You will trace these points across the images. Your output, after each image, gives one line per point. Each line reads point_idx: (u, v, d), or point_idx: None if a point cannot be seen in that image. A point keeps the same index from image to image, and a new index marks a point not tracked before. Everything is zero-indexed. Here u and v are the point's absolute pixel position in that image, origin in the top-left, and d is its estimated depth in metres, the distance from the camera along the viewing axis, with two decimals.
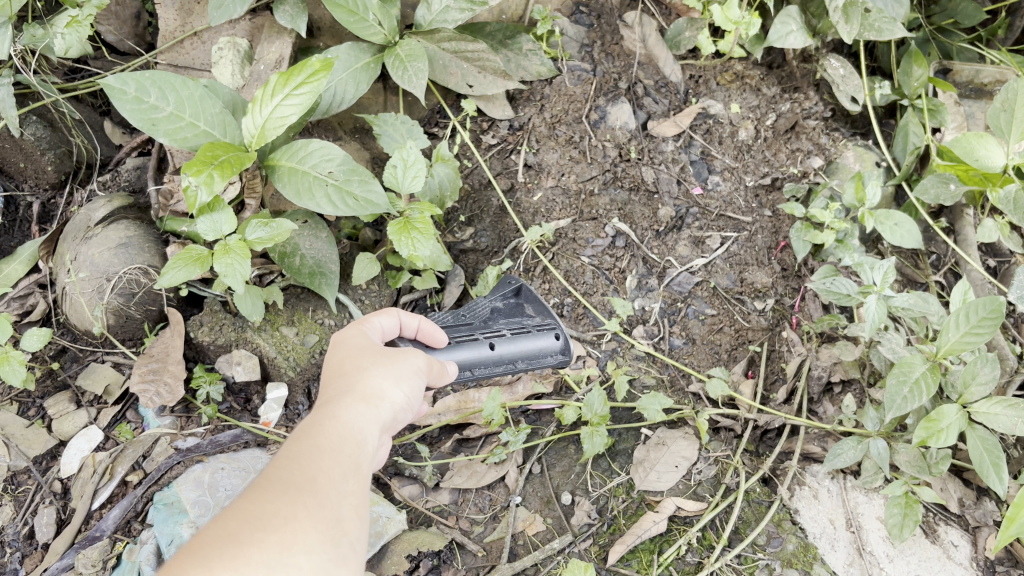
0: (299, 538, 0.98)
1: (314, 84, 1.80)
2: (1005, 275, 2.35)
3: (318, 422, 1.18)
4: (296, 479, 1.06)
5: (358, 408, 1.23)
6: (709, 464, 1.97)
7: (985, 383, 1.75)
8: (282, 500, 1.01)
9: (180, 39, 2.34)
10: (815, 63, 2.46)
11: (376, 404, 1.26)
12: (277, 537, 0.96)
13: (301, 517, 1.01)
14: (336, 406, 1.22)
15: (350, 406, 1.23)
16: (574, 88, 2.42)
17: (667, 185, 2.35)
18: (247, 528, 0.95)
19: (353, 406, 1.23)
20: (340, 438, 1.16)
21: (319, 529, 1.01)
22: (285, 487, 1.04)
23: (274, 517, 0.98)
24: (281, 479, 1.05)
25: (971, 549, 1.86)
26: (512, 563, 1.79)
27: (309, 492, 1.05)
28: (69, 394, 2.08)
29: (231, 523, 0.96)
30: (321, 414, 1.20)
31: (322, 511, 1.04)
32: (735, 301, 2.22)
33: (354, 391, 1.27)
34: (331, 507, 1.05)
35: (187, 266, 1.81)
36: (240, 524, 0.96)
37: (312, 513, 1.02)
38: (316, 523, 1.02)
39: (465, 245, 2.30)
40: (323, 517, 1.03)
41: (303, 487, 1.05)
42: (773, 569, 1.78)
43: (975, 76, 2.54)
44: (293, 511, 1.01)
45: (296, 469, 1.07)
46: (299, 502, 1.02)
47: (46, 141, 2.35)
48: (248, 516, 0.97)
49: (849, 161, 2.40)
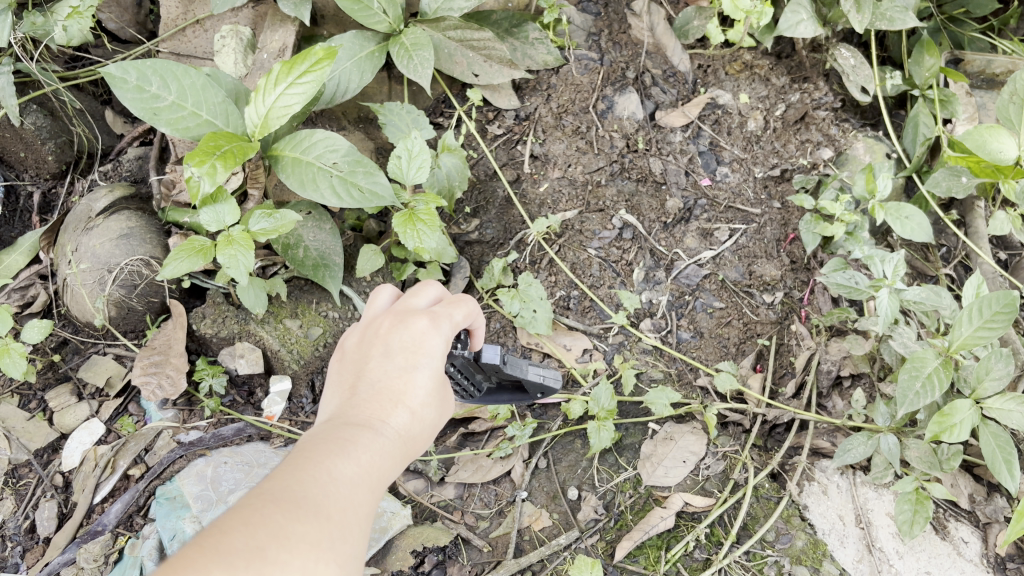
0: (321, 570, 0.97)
1: (317, 73, 1.77)
2: (1016, 268, 2.33)
3: (356, 444, 1.17)
4: (325, 505, 1.04)
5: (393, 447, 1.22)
6: (717, 459, 1.94)
7: (998, 378, 1.72)
8: (309, 525, 1.00)
9: (183, 27, 2.31)
10: (824, 52, 2.42)
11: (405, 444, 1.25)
12: (299, 564, 0.95)
13: (325, 547, 1.00)
14: (371, 431, 1.21)
15: (385, 440, 1.21)
16: (581, 78, 2.39)
17: (675, 177, 2.32)
18: (274, 547, 0.94)
19: (386, 440, 1.22)
20: (371, 472, 1.15)
21: (338, 563, 1.00)
22: (313, 512, 1.02)
23: (302, 541, 0.98)
24: (311, 500, 1.04)
25: (982, 545, 1.84)
26: (518, 558, 1.77)
27: (336, 523, 1.04)
28: (71, 386, 2.06)
29: (259, 537, 0.94)
30: (357, 436, 1.19)
31: (342, 546, 1.03)
32: (744, 294, 2.20)
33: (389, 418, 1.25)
34: (351, 546, 1.04)
35: (190, 258, 1.79)
36: (269, 541, 0.95)
37: (334, 545, 1.01)
38: (336, 556, 1.01)
39: (470, 237, 2.27)
40: (343, 552, 1.02)
41: (330, 515, 1.04)
42: (781, 566, 1.77)
43: (987, 65, 2.50)
44: (318, 539, 1.00)
45: (326, 492, 1.06)
46: (324, 530, 1.01)
47: (47, 131, 2.32)
48: (277, 535, 0.96)
49: (860, 152, 2.35)
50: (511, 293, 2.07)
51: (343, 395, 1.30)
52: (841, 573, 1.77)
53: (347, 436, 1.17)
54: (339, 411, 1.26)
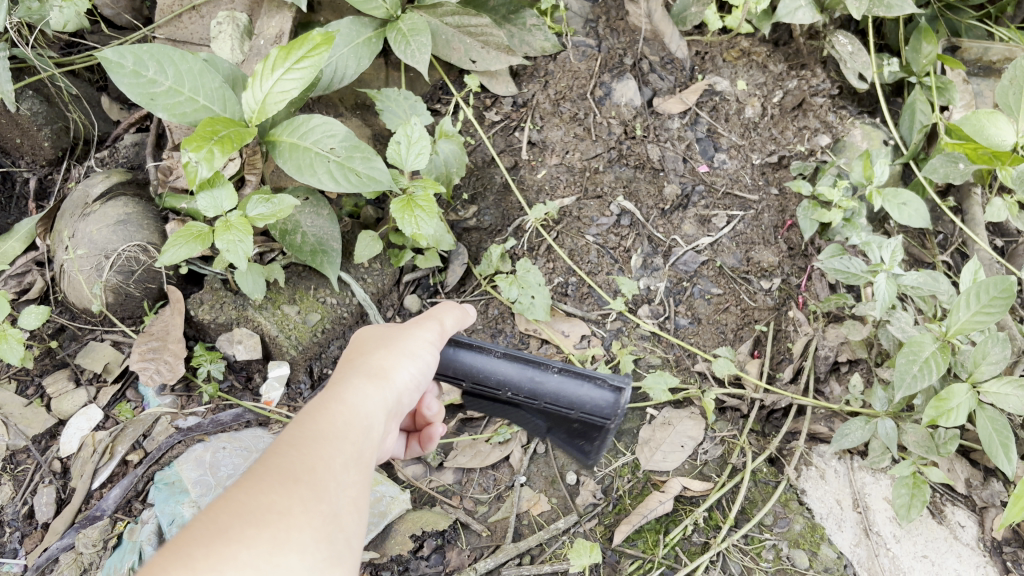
0: (293, 535, 0.96)
1: (315, 58, 1.77)
2: (1013, 254, 2.33)
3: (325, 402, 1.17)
4: (293, 469, 1.03)
5: (367, 391, 1.21)
6: (715, 443, 1.95)
7: (995, 363, 1.72)
8: (276, 493, 0.99)
9: (179, 12, 2.30)
10: (823, 40, 2.41)
11: (383, 387, 1.24)
12: (268, 535, 0.94)
13: (296, 513, 0.98)
14: (341, 387, 1.21)
15: (359, 389, 1.21)
16: (578, 65, 2.39)
17: (673, 163, 2.32)
18: (237, 525, 0.93)
19: (361, 388, 1.21)
20: (345, 424, 1.14)
21: (313, 526, 0.99)
22: (280, 478, 1.01)
23: (270, 513, 0.96)
24: (277, 468, 1.02)
25: (978, 529, 1.85)
26: (517, 542, 1.78)
27: (307, 483, 1.02)
28: (69, 371, 2.06)
29: (221, 518, 0.93)
30: (326, 396, 1.18)
31: (319, 506, 1.01)
32: (742, 280, 2.20)
33: (363, 368, 1.25)
34: (328, 502, 1.03)
35: (188, 244, 1.78)
36: (233, 518, 0.94)
37: (308, 508, 1.00)
38: (310, 519, 0.99)
39: (468, 224, 2.26)
40: (318, 512, 1.01)
41: (300, 479, 1.02)
42: (779, 550, 1.77)
43: (984, 53, 2.50)
44: (288, 506, 0.98)
45: (292, 457, 1.05)
46: (294, 496, 1.00)
47: (43, 117, 2.30)
48: (241, 510, 0.95)
49: (857, 138, 2.36)
50: (509, 279, 2.08)
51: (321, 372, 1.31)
52: (838, 556, 1.78)
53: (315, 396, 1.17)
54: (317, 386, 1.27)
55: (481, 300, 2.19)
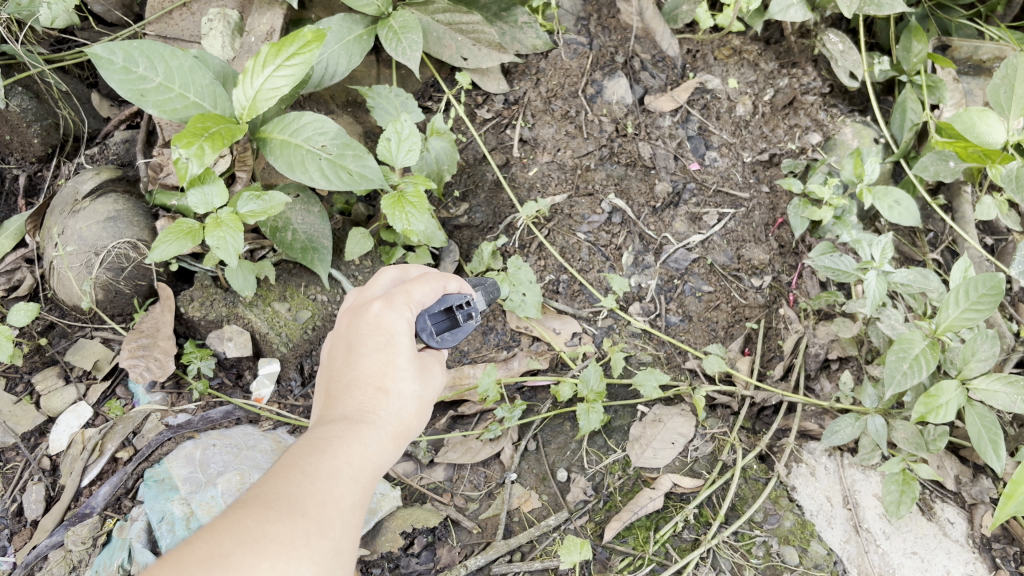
0: (293, 567, 0.98)
1: (307, 55, 1.76)
2: (1003, 252, 2.33)
3: (343, 440, 1.18)
4: (300, 503, 1.05)
5: (381, 438, 1.23)
6: (706, 441, 1.95)
7: (984, 359, 1.73)
8: (282, 524, 1.00)
9: (169, 9, 2.30)
10: (813, 38, 2.42)
11: (394, 430, 1.27)
12: (267, 564, 0.95)
13: (298, 545, 1.00)
14: (357, 425, 1.22)
15: (372, 429, 1.23)
16: (569, 62, 2.39)
17: (664, 161, 2.32)
18: (242, 551, 0.93)
19: (374, 429, 1.24)
20: (357, 466, 1.16)
21: (314, 561, 1.01)
22: (287, 511, 1.03)
23: (274, 543, 0.97)
24: (285, 500, 1.04)
25: (967, 526, 1.86)
26: (508, 539, 1.78)
27: (314, 520, 1.04)
28: (58, 369, 2.05)
29: (226, 541, 0.94)
30: (343, 433, 1.19)
31: (321, 542, 1.03)
32: (732, 277, 2.20)
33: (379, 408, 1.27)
34: (331, 541, 1.05)
35: (178, 240, 1.78)
36: (238, 542, 0.94)
37: (311, 542, 1.02)
38: (310, 554, 1.01)
39: (459, 221, 2.26)
40: (320, 548, 1.03)
41: (307, 512, 1.04)
42: (769, 546, 1.78)
43: (974, 52, 2.51)
44: (292, 538, 1.00)
45: (300, 491, 1.06)
46: (299, 528, 1.01)
47: (33, 113, 2.30)
48: (245, 535, 0.95)
49: (848, 136, 2.38)
50: (500, 277, 2.07)
51: (335, 387, 1.30)
52: (828, 553, 1.78)
53: (333, 430, 1.18)
54: (329, 405, 1.27)
55: None
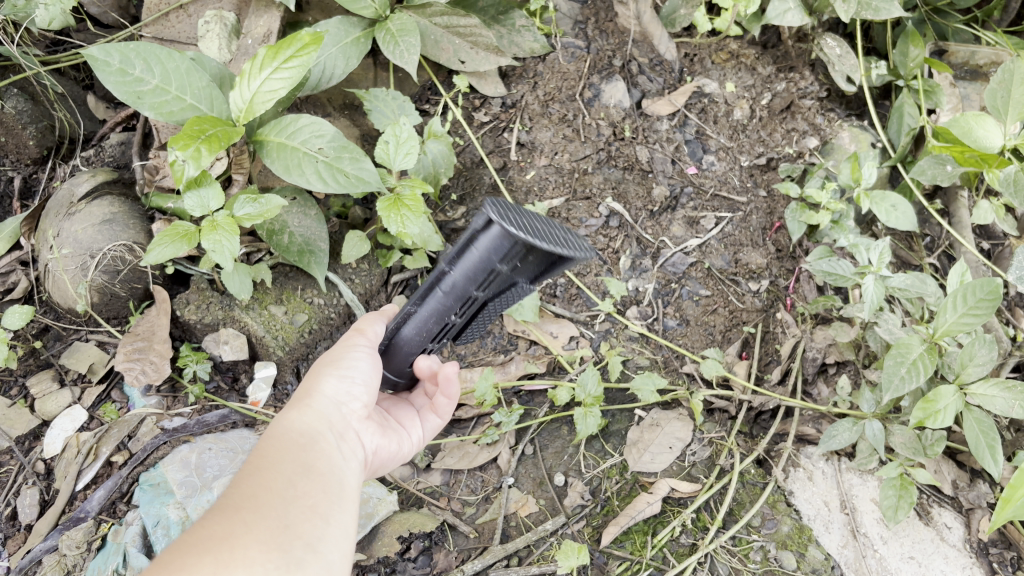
0: (240, 554, 0.97)
1: (304, 58, 1.76)
2: (999, 257, 2.33)
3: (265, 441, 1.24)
4: (235, 501, 1.05)
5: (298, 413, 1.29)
6: (703, 445, 1.95)
7: (982, 364, 1.72)
8: (218, 524, 1.00)
9: (166, 11, 2.29)
10: (811, 42, 2.41)
11: (311, 403, 1.32)
12: (208, 560, 0.94)
13: (238, 535, 0.99)
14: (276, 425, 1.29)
15: (291, 414, 1.28)
16: (567, 66, 2.40)
17: (661, 165, 2.32)
18: (174, 560, 0.93)
19: (293, 413, 1.29)
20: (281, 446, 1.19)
21: (258, 541, 1.00)
22: (224, 512, 1.03)
23: (212, 539, 0.97)
24: (221, 505, 1.04)
25: (965, 531, 1.85)
26: (505, 544, 1.78)
27: (248, 508, 1.04)
28: (53, 371, 2.04)
29: (160, 560, 0.94)
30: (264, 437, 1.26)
31: (265, 523, 1.03)
32: (730, 282, 2.19)
33: (294, 401, 1.34)
34: (275, 517, 1.05)
35: (174, 243, 1.77)
36: (174, 556, 0.95)
37: (253, 527, 1.02)
38: (254, 537, 1.00)
39: (457, 224, 2.26)
40: (262, 528, 1.02)
41: (242, 506, 1.04)
42: (767, 551, 1.78)
43: (971, 57, 2.50)
44: (228, 531, 0.99)
45: (236, 491, 1.07)
46: (235, 521, 1.01)
47: (28, 115, 2.30)
48: (177, 550, 0.95)
49: (845, 141, 2.36)
50: None
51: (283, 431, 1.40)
52: (825, 557, 1.78)
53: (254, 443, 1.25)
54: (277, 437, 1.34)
55: None
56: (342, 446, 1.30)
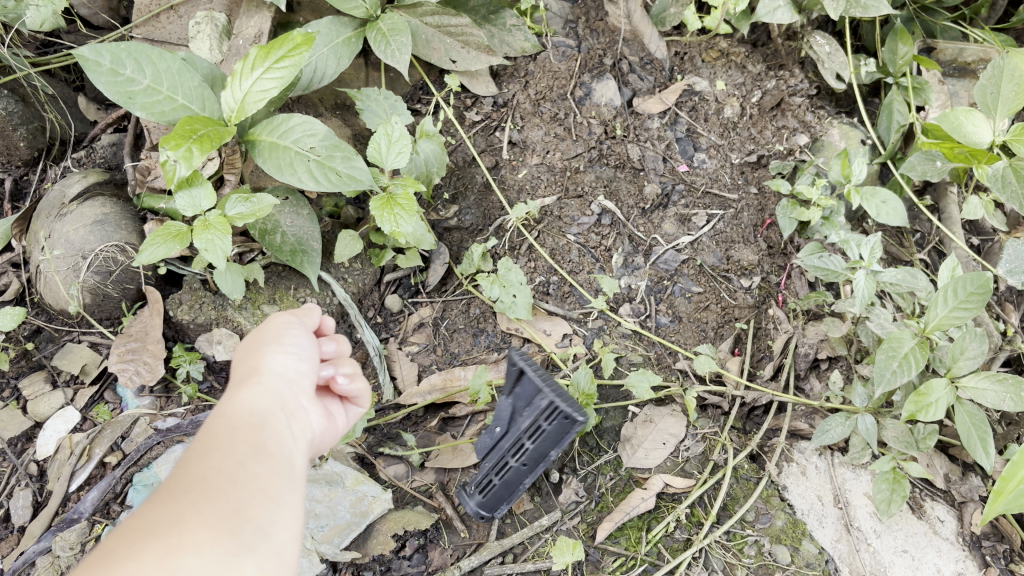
0: (189, 537, 0.90)
1: (295, 58, 1.76)
2: (989, 253, 2.35)
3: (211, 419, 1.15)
4: (180, 484, 0.98)
5: (245, 391, 1.20)
6: (696, 440, 1.95)
7: (973, 358, 1.73)
8: (165, 509, 0.94)
9: (156, 12, 2.28)
10: (801, 40, 2.43)
11: (258, 381, 1.23)
12: (156, 546, 0.88)
13: (188, 519, 0.93)
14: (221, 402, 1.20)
15: (238, 392, 1.20)
16: (558, 65, 2.40)
17: (653, 163, 2.32)
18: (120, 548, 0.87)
19: (239, 393, 1.20)
20: (229, 425, 1.11)
21: (208, 523, 0.94)
22: (171, 496, 0.96)
23: (159, 524, 0.91)
24: (168, 489, 0.98)
25: (957, 524, 1.87)
26: (500, 540, 1.78)
27: (199, 490, 0.97)
28: (45, 373, 2.03)
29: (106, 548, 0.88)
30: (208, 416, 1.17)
31: (217, 504, 0.97)
32: (722, 278, 2.20)
33: (238, 380, 1.24)
34: (225, 499, 0.98)
35: (166, 243, 1.77)
36: (121, 544, 0.89)
37: (201, 510, 0.95)
38: (205, 519, 0.94)
39: (449, 223, 2.26)
40: (212, 509, 0.96)
41: (191, 488, 0.98)
42: (761, 546, 1.78)
43: (959, 54, 2.51)
44: (178, 514, 0.93)
45: (183, 474, 1.00)
46: (184, 504, 0.95)
47: (18, 116, 2.27)
48: (125, 538, 0.89)
49: (835, 138, 2.37)
50: (491, 278, 2.07)
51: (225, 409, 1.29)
52: (820, 551, 1.79)
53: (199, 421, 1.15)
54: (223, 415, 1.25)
55: (462, 300, 2.19)
56: (293, 423, 1.21)
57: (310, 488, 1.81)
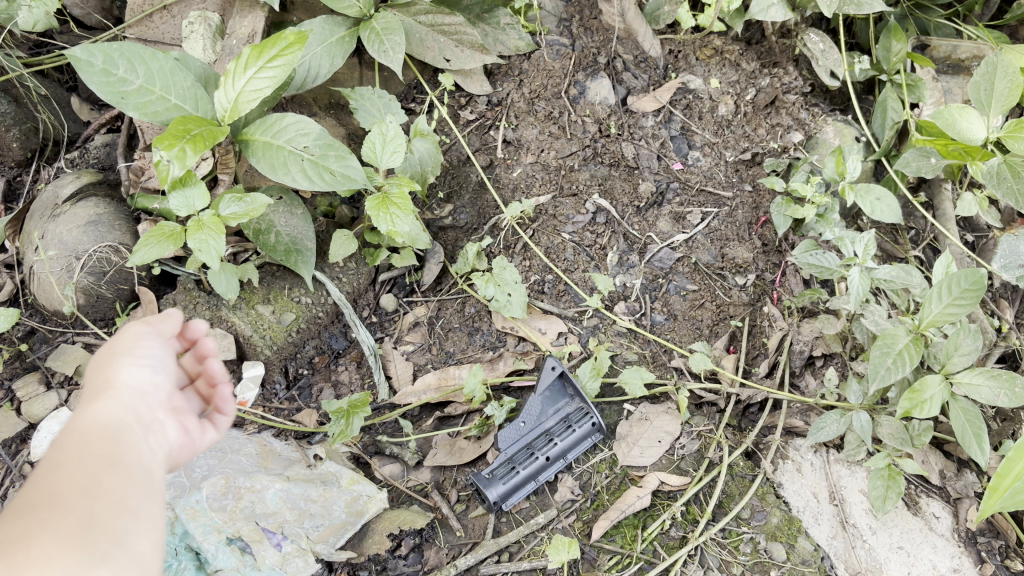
0: (36, 557, 0.88)
1: (289, 58, 1.76)
2: (983, 249, 2.35)
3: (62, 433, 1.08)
4: (30, 505, 0.94)
5: (98, 402, 1.12)
6: (692, 438, 1.95)
7: (967, 354, 1.72)
8: (13, 530, 0.91)
9: (150, 12, 2.29)
10: (794, 38, 2.43)
11: (112, 391, 1.14)
12: None
13: (32, 541, 0.90)
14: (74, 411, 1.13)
15: (91, 402, 1.12)
16: (552, 63, 2.40)
17: (647, 161, 2.32)
18: None
19: (91, 404, 1.12)
20: (82, 439, 1.05)
21: (58, 541, 0.91)
22: (22, 514, 0.93)
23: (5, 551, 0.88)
24: (15, 509, 0.94)
25: (953, 520, 1.87)
26: (496, 539, 1.78)
27: (48, 508, 0.94)
28: (39, 375, 2.03)
29: None
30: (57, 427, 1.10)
31: (66, 525, 0.93)
32: (717, 276, 2.20)
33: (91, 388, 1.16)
34: (76, 515, 0.94)
35: (160, 243, 1.77)
36: None
37: (51, 529, 0.92)
38: (54, 539, 0.91)
39: (444, 222, 2.26)
40: (59, 532, 0.92)
41: (38, 506, 0.94)
42: (757, 543, 1.78)
43: (953, 51, 2.51)
44: (23, 537, 0.90)
45: (31, 493, 0.96)
46: (33, 525, 0.92)
47: (10, 117, 2.26)
48: None
49: (829, 135, 2.37)
50: (485, 278, 2.07)
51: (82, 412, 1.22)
52: (815, 548, 1.79)
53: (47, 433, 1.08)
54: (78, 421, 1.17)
55: (458, 299, 2.19)
56: (150, 438, 1.14)
57: (306, 488, 1.80)
